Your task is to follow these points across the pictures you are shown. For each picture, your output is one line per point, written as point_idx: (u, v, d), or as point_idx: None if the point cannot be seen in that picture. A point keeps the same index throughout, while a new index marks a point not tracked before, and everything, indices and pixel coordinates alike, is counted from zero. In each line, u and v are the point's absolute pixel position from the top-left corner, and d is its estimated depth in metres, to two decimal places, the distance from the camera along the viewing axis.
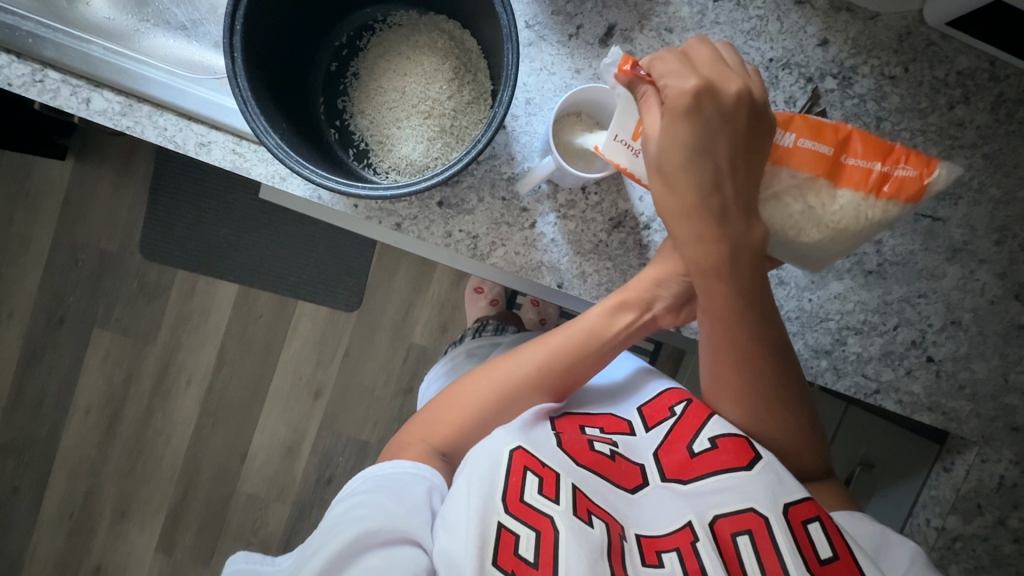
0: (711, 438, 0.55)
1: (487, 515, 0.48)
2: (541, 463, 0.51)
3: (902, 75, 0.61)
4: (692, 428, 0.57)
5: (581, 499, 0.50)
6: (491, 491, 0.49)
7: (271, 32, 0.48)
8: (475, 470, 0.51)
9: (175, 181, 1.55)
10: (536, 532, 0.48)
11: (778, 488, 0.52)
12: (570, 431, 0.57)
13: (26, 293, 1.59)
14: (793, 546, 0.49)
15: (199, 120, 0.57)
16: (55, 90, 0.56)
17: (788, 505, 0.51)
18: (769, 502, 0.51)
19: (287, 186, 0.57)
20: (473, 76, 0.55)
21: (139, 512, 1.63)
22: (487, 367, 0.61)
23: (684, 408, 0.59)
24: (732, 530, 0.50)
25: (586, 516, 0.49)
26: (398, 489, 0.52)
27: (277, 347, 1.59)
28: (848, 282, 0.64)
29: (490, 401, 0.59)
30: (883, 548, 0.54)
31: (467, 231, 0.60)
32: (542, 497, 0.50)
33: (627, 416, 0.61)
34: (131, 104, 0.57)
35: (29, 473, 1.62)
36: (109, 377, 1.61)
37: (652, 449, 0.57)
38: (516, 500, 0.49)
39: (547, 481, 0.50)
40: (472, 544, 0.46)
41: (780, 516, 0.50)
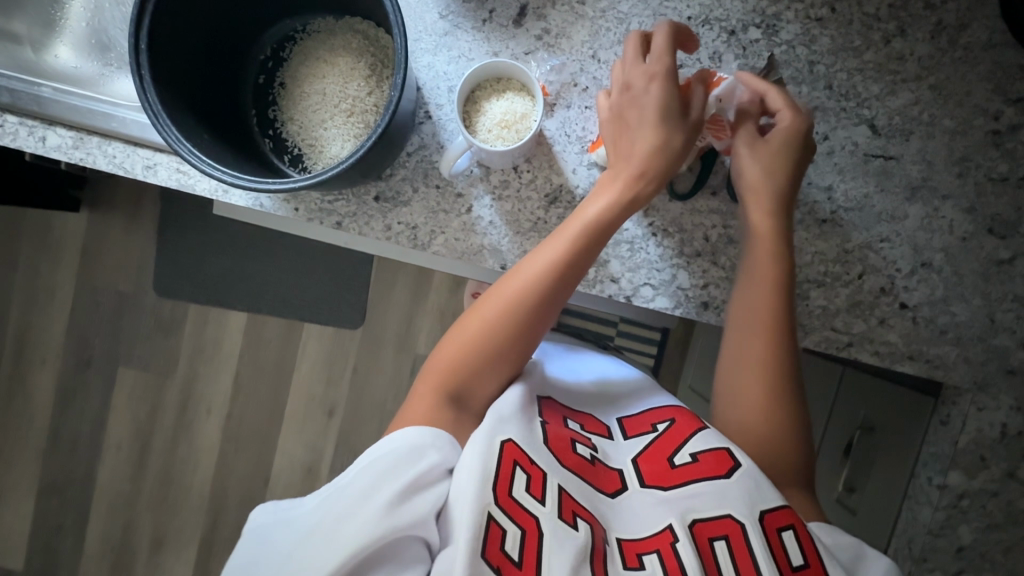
0: (693, 453, 0.54)
1: (476, 506, 0.47)
2: (529, 459, 0.51)
3: (829, 15, 0.59)
4: (676, 442, 0.56)
5: (567, 501, 0.50)
6: (483, 478, 0.49)
7: (180, 56, 0.50)
8: (468, 456, 0.50)
9: (178, 219, 1.62)
10: (521, 529, 0.48)
11: (759, 494, 0.50)
12: (555, 423, 0.57)
13: (53, 341, 1.68)
14: (769, 553, 0.47)
15: (143, 145, 0.60)
16: (15, 132, 0.59)
17: (764, 512, 0.49)
18: (747, 510, 0.49)
19: (231, 198, 0.60)
20: (389, 71, 0.56)
21: (174, 541, 1.69)
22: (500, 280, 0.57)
23: (667, 426, 0.59)
24: (710, 536, 0.49)
25: (570, 518, 0.49)
26: (420, 477, 0.49)
27: (289, 370, 1.64)
28: (802, 234, 0.62)
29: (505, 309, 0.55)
30: (861, 561, 0.51)
31: (406, 222, 0.61)
32: (528, 495, 0.50)
33: (605, 420, 0.62)
34: (82, 137, 0.60)
35: (71, 511, 1.71)
36: (136, 413, 1.69)
37: (630, 454, 0.57)
38: (505, 494, 0.49)
39: (534, 478, 0.51)
40: (465, 536, 0.46)
41: (757, 523, 0.49)
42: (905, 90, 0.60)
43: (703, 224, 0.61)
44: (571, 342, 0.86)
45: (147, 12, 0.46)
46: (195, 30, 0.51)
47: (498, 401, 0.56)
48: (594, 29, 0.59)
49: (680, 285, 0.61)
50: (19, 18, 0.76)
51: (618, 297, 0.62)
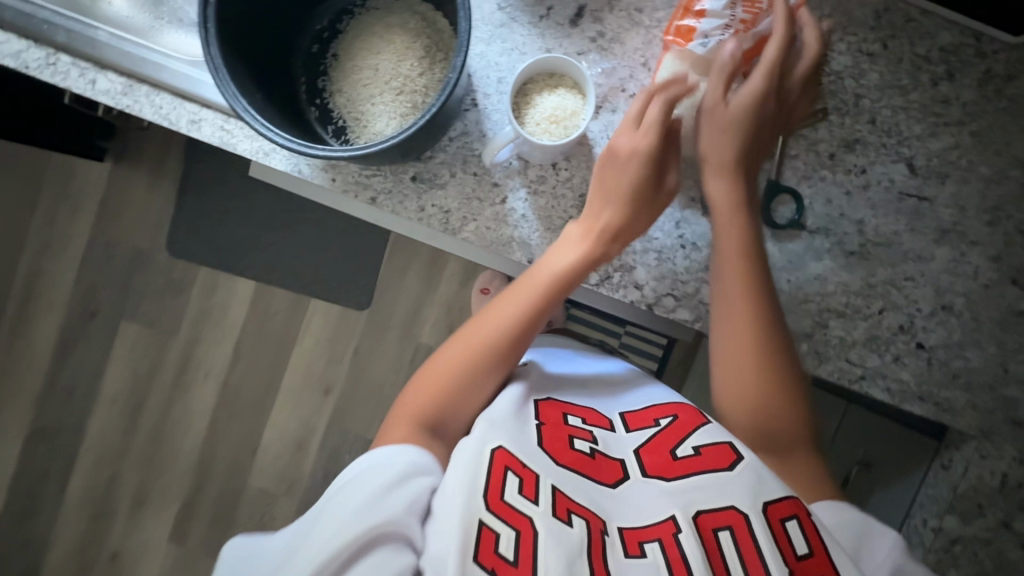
0: (696, 447, 0.56)
1: (467, 513, 0.48)
2: (521, 463, 0.52)
3: (881, 51, 0.60)
4: (677, 436, 0.58)
5: (561, 499, 0.51)
6: (472, 488, 0.49)
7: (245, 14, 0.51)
8: (459, 467, 0.51)
9: (201, 182, 1.64)
10: (516, 531, 0.48)
11: (762, 484, 0.52)
12: (551, 421, 0.58)
13: (62, 288, 1.69)
14: (772, 541, 0.49)
15: (191, 99, 0.60)
16: (66, 71, 0.60)
17: (768, 504, 0.51)
18: (749, 499, 0.51)
19: (270, 161, 0.61)
20: (444, 54, 0.57)
21: (157, 500, 1.69)
22: (470, 328, 0.61)
23: (670, 421, 0.60)
24: (714, 526, 0.51)
25: (565, 515, 0.50)
26: (399, 482, 0.50)
27: (291, 344, 1.65)
28: (828, 263, 0.62)
29: (474, 346, 0.59)
30: (866, 542, 0.53)
31: (440, 205, 0.61)
32: (521, 496, 0.50)
33: (608, 413, 0.63)
34: (132, 84, 0.60)
35: (58, 458, 1.71)
36: (135, 368, 1.70)
37: (634, 446, 0.59)
38: (497, 499, 0.49)
39: (526, 481, 0.51)
40: (454, 542, 0.46)
41: (760, 513, 0.51)
42: (946, 133, 0.60)
43: None
44: (574, 346, 0.86)
45: None
46: None
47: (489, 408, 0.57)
48: (648, 37, 0.60)
49: (702, 299, 0.62)
50: None
51: (639, 304, 0.62)
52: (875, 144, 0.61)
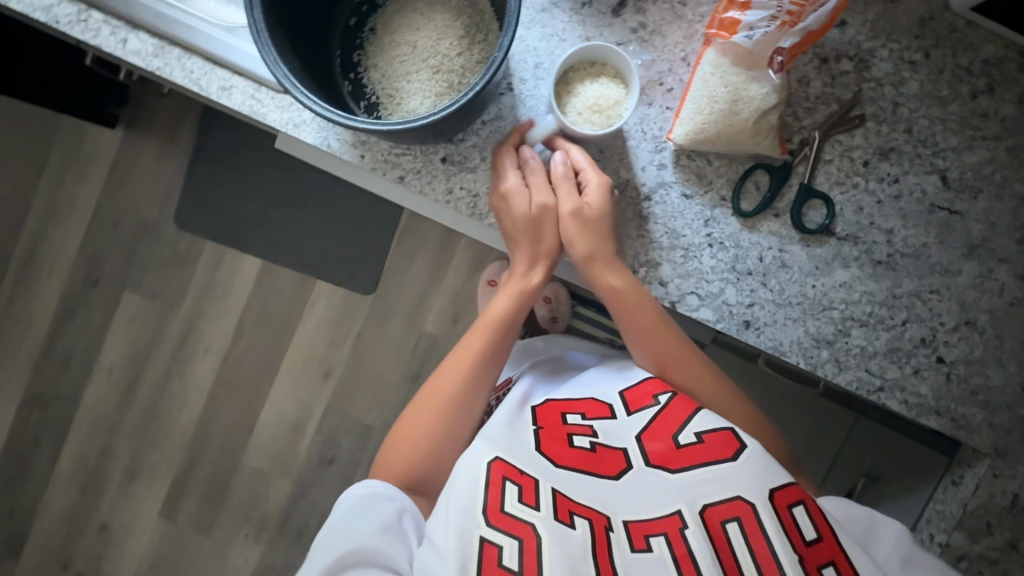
0: (698, 434, 0.57)
1: (468, 534, 0.51)
2: (519, 471, 0.55)
3: (922, 60, 0.59)
4: (678, 420, 0.58)
5: (562, 501, 0.54)
6: (471, 509, 0.52)
7: None
8: (455, 495, 0.54)
9: (213, 156, 1.62)
10: (518, 540, 0.52)
11: (765, 474, 0.54)
12: (549, 422, 0.60)
13: (66, 254, 1.67)
14: (780, 530, 0.51)
15: (223, 66, 0.59)
16: (97, 29, 0.59)
17: (774, 491, 0.53)
18: (755, 490, 0.53)
19: (300, 134, 0.60)
20: (483, 36, 0.56)
21: (149, 473, 1.69)
22: (427, 391, 0.64)
23: (668, 399, 0.60)
24: (722, 519, 0.53)
25: (567, 517, 0.53)
26: (379, 512, 0.57)
27: (294, 324, 1.64)
28: (855, 271, 0.61)
29: (429, 401, 0.63)
30: (872, 531, 0.57)
31: (468, 189, 0.61)
32: (521, 505, 0.53)
33: (606, 397, 0.62)
34: (163, 47, 0.59)
35: (52, 425, 1.70)
36: (135, 339, 1.68)
37: (635, 432, 0.58)
38: (497, 511, 0.53)
39: (525, 489, 0.54)
40: (455, 563, 0.50)
41: (767, 502, 0.53)
42: (982, 148, 0.60)
43: (759, 243, 0.61)
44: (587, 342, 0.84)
45: None
46: None
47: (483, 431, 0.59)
48: (690, 32, 0.59)
49: (725, 299, 0.61)
50: None
51: (662, 301, 0.62)
52: (910, 153, 0.60)
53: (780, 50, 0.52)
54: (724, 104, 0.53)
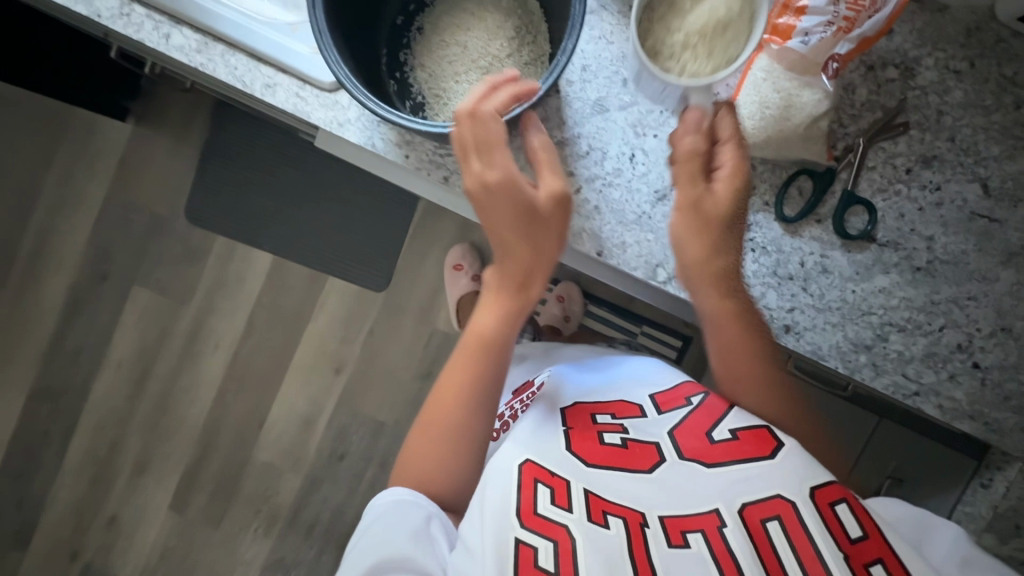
0: (733, 431, 0.57)
1: (502, 533, 0.50)
2: (551, 473, 0.54)
3: (967, 70, 0.60)
4: (712, 420, 0.58)
5: (595, 501, 0.53)
6: (505, 508, 0.51)
7: None
8: (490, 498, 0.52)
9: (225, 150, 1.60)
10: (553, 542, 0.50)
11: (805, 471, 0.53)
12: (580, 422, 0.59)
13: (75, 247, 1.65)
14: (823, 529, 0.50)
15: (267, 62, 0.59)
16: (140, 23, 0.58)
17: (814, 488, 0.52)
18: (796, 487, 0.52)
19: (345, 133, 0.59)
20: (533, 37, 0.56)
21: (158, 468, 1.68)
22: (422, 420, 0.62)
23: (701, 400, 0.61)
24: (762, 517, 0.51)
25: (601, 517, 0.52)
26: (404, 519, 0.57)
27: (306, 320, 1.64)
28: (894, 277, 0.62)
29: (443, 405, 0.60)
30: (921, 532, 0.58)
31: None
32: (555, 507, 0.52)
33: (637, 399, 0.63)
34: (207, 42, 0.58)
35: (61, 419, 1.69)
36: (145, 334, 1.67)
37: (667, 428, 0.58)
38: (530, 512, 0.51)
39: (558, 490, 0.53)
40: (491, 565, 0.49)
41: (808, 499, 0.52)
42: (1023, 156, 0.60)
43: (801, 249, 0.61)
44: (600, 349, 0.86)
45: None
46: None
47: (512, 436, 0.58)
48: None
49: (767, 303, 0.62)
50: None
51: None
52: (952, 161, 0.60)
53: (835, 56, 0.52)
54: (776, 110, 0.53)
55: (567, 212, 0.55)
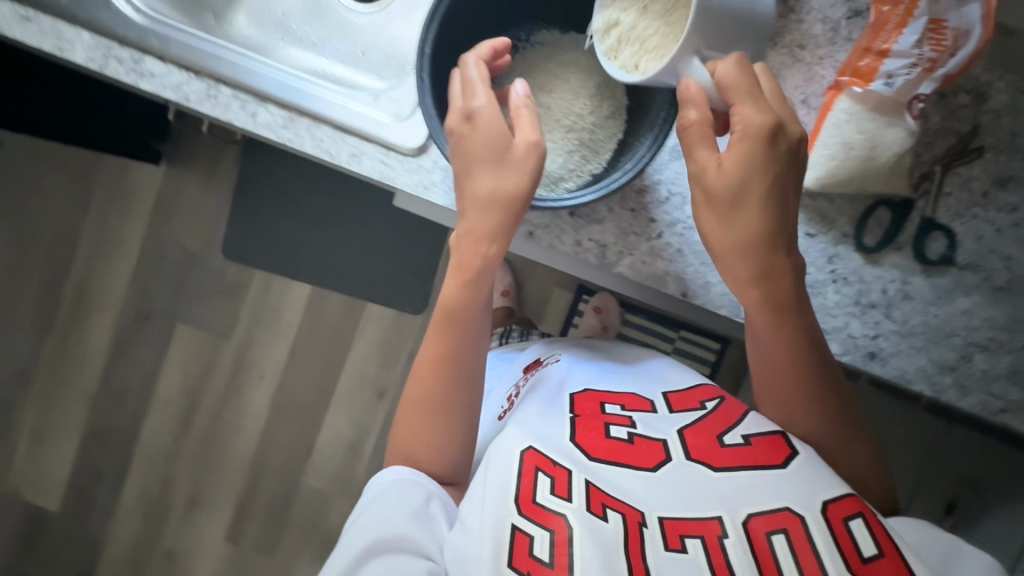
0: (745, 436, 0.54)
1: (501, 518, 0.51)
2: (552, 463, 0.53)
3: None
4: (726, 424, 0.56)
5: (596, 493, 0.52)
6: (504, 495, 0.52)
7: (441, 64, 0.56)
8: (490, 479, 0.54)
9: (255, 184, 1.61)
10: (549, 531, 0.50)
11: (817, 484, 0.50)
12: (588, 412, 0.60)
13: (114, 290, 1.67)
14: (832, 543, 0.47)
15: (352, 133, 0.60)
16: (227, 104, 0.59)
17: (827, 502, 0.49)
18: (806, 501, 0.49)
19: (430, 195, 0.61)
20: (611, 93, 0.61)
21: (211, 500, 1.71)
22: (409, 392, 0.61)
23: (716, 404, 0.60)
24: (768, 530, 0.49)
25: (600, 510, 0.51)
26: (405, 500, 0.58)
27: (345, 347, 1.65)
28: (976, 298, 0.62)
29: (424, 381, 0.59)
30: (953, 559, 0.52)
31: (597, 240, 0.62)
32: (554, 496, 0.52)
33: (650, 396, 0.62)
34: (293, 118, 0.60)
35: (113, 458, 1.72)
36: (188, 370, 1.69)
37: (677, 426, 0.57)
38: (529, 500, 0.52)
39: (559, 479, 0.52)
40: (487, 547, 0.50)
41: (818, 514, 0.49)
42: None
43: (882, 277, 0.62)
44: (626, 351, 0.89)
45: (431, 30, 0.52)
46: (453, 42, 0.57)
47: (502, 440, 0.56)
48: (809, 75, 0.60)
49: (851, 333, 0.63)
50: None
51: None
52: None
53: (919, 96, 0.52)
54: (860, 151, 0.54)
55: (539, 167, 0.52)
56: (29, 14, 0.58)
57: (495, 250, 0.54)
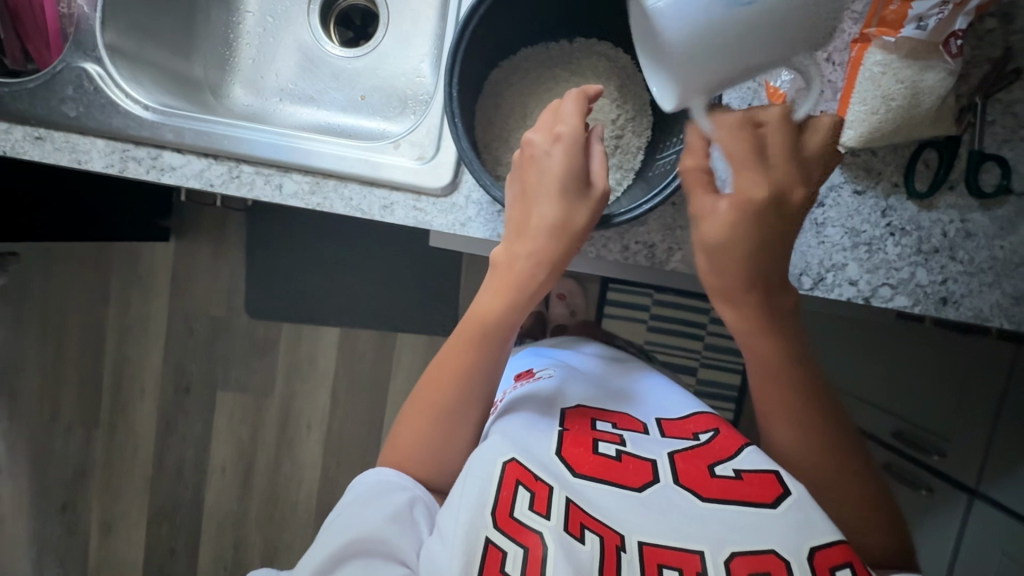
0: (738, 470, 0.56)
1: (475, 530, 0.51)
2: (533, 477, 0.54)
3: None
4: (721, 455, 0.58)
5: (574, 513, 0.52)
6: (480, 507, 0.52)
7: (467, 106, 0.54)
8: (467, 484, 0.54)
9: (265, 240, 1.61)
10: (523, 549, 0.51)
11: (805, 530, 0.51)
12: (578, 426, 0.60)
13: (151, 371, 1.69)
14: None
15: (380, 184, 0.59)
16: (252, 182, 0.59)
17: (815, 550, 0.50)
18: (793, 546, 0.50)
19: (468, 231, 0.60)
20: (634, 90, 0.60)
21: (285, 556, 1.72)
22: (431, 375, 0.61)
23: (711, 436, 0.61)
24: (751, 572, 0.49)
25: (577, 530, 0.51)
26: (388, 502, 0.57)
27: (385, 381, 1.66)
28: None
29: (436, 392, 0.60)
30: None
31: (643, 240, 0.61)
32: (532, 512, 0.52)
33: (643, 418, 0.64)
34: (319, 181, 0.59)
35: (183, 534, 1.74)
36: (238, 435, 1.71)
37: (668, 450, 0.59)
38: (506, 515, 0.52)
39: (538, 496, 0.53)
40: (458, 559, 0.50)
41: (804, 562, 0.49)
42: None
43: (940, 219, 0.61)
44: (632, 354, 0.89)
45: (452, 83, 0.50)
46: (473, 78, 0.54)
47: (483, 446, 0.57)
48: None
49: (919, 282, 0.61)
50: (199, 63, 0.75)
51: (856, 299, 0.62)
52: None
53: (955, 33, 0.51)
54: (902, 101, 0.53)
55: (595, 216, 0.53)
56: (41, 133, 0.58)
57: (547, 275, 0.55)
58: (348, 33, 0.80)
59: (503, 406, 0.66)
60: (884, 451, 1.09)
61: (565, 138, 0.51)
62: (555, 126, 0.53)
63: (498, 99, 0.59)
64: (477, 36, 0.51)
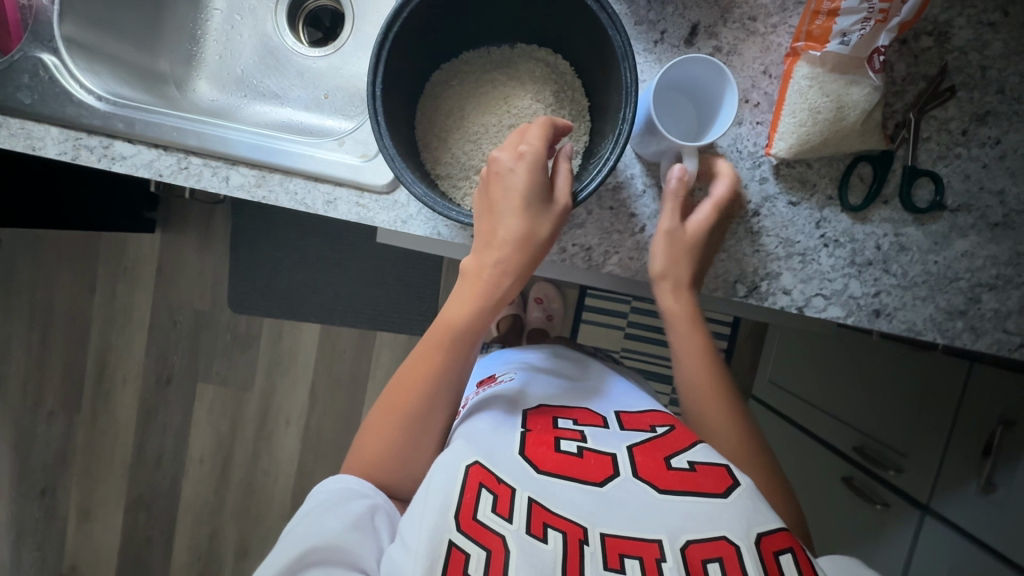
0: (691, 461, 0.55)
1: (439, 535, 0.47)
2: (496, 480, 0.51)
3: (1001, 19, 0.59)
4: (676, 447, 0.57)
5: (537, 512, 0.50)
6: (444, 508, 0.49)
7: (395, 108, 0.55)
8: (432, 489, 0.51)
9: (251, 236, 1.63)
10: (486, 551, 0.47)
11: (752, 516, 0.50)
12: (540, 426, 0.59)
13: (135, 360, 1.71)
14: None
15: (324, 180, 0.61)
16: (199, 173, 0.61)
17: (761, 535, 0.49)
18: (741, 531, 0.49)
19: (409, 229, 0.61)
20: (571, 96, 0.62)
21: (259, 550, 1.73)
22: (389, 398, 0.60)
23: (666, 430, 0.60)
24: (703, 557, 0.48)
25: (540, 530, 0.48)
26: (347, 510, 0.56)
27: (364, 379, 1.67)
28: (974, 239, 0.61)
29: (396, 410, 0.59)
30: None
31: (581, 244, 0.62)
32: (495, 515, 0.49)
33: (603, 412, 0.63)
34: (264, 175, 0.61)
35: (160, 523, 1.75)
36: (217, 427, 1.72)
37: (627, 443, 0.57)
38: (469, 518, 0.49)
39: (501, 498, 0.50)
40: (422, 560, 0.46)
41: (752, 545, 0.49)
42: None
43: (873, 233, 0.61)
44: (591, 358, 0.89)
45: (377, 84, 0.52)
46: (400, 83, 0.56)
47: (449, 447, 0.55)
48: (765, 45, 0.60)
49: (851, 294, 0.62)
50: (164, 58, 0.77)
51: (789, 309, 0.62)
52: (1007, 113, 0.59)
53: (879, 49, 0.52)
54: (828, 114, 0.54)
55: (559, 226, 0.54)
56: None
57: (511, 285, 0.56)
58: (317, 34, 0.82)
59: (467, 410, 0.65)
60: (847, 465, 1.08)
61: (528, 157, 0.52)
62: (520, 144, 0.54)
63: (438, 102, 0.62)
64: (406, 37, 0.53)
